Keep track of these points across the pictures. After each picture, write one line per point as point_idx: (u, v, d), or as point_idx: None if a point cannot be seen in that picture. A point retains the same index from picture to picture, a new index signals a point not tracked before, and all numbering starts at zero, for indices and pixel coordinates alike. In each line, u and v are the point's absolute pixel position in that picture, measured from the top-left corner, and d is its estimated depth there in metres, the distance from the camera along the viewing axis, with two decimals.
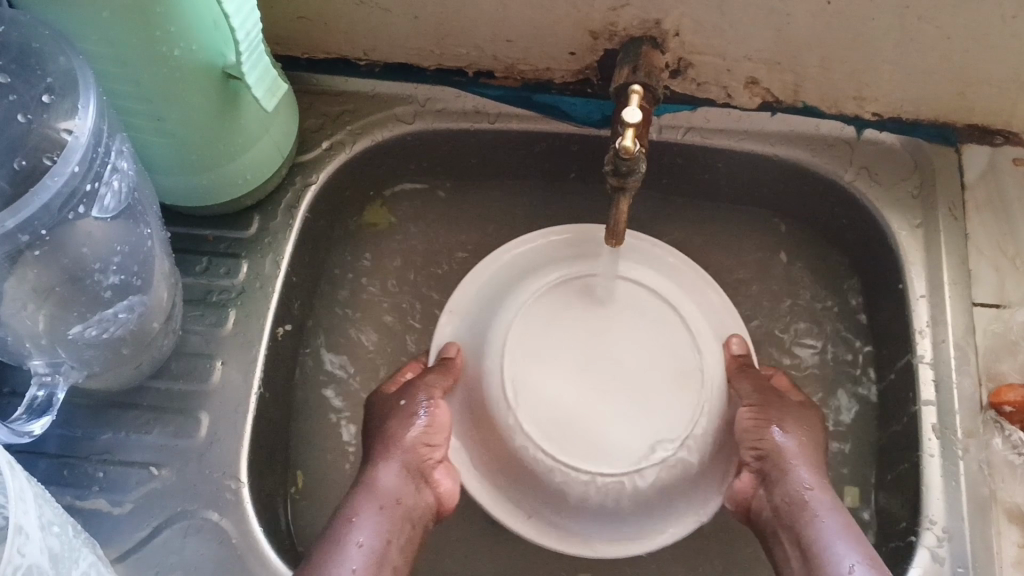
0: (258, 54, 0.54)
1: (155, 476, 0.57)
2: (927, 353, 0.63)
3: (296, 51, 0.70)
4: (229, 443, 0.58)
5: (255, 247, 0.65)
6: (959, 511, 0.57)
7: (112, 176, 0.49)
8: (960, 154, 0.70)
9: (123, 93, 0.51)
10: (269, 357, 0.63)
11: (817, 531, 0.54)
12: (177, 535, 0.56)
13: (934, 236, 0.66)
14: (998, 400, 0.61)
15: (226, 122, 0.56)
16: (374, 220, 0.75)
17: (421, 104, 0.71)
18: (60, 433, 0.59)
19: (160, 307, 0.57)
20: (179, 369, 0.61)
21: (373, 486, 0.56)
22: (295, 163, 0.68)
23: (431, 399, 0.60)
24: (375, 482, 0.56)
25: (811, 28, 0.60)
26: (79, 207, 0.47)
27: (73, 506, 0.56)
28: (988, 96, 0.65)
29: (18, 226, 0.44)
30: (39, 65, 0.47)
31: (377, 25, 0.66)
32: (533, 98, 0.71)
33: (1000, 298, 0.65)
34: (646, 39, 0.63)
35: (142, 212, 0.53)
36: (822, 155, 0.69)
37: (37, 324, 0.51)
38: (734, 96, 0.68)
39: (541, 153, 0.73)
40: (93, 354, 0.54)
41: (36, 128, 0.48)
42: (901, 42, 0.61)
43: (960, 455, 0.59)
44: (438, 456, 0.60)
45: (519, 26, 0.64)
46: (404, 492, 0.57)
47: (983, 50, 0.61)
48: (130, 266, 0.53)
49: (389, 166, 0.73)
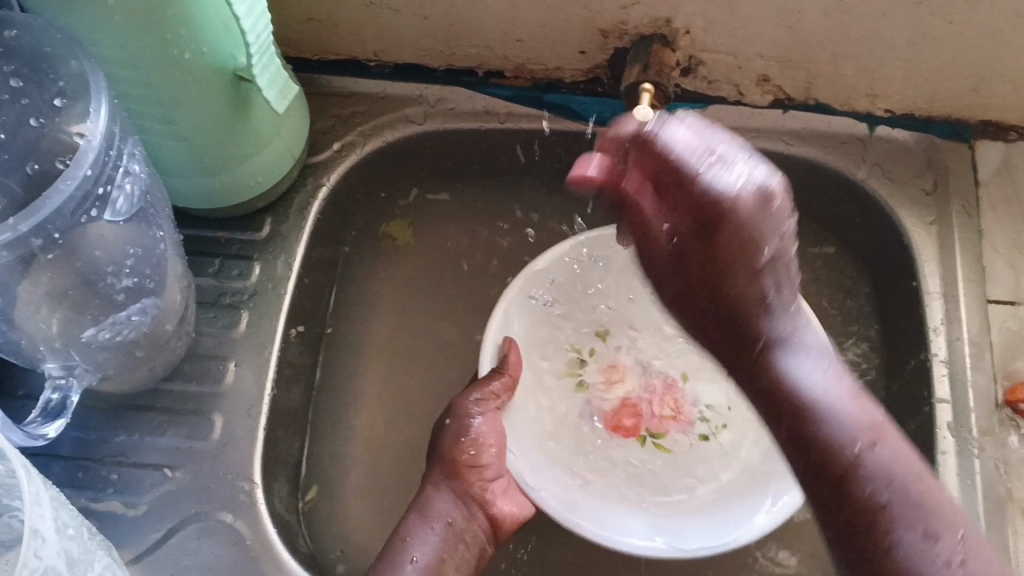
0: (269, 56, 0.54)
1: (170, 478, 0.58)
2: (941, 351, 0.62)
3: (306, 52, 0.70)
4: (243, 445, 0.59)
5: (268, 249, 0.65)
6: (973, 510, 0.57)
7: (125, 179, 0.49)
8: (973, 150, 0.69)
9: (133, 96, 0.51)
10: (282, 359, 0.63)
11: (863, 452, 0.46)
12: (192, 536, 0.56)
13: (948, 234, 0.66)
14: (1014, 398, 0.61)
15: (237, 125, 0.56)
16: (395, 234, 0.75)
17: (432, 104, 0.70)
18: (75, 436, 0.59)
19: (173, 309, 0.57)
20: (193, 371, 0.61)
21: (433, 496, 0.59)
22: (307, 164, 0.68)
23: (484, 405, 0.61)
24: (434, 495, 0.59)
25: (823, 25, 0.60)
26: (91, 210, 0.47)
27: (87, 508, 0.57)
28: (1002, 92, 0.65)
29: (30, 230, 0.44)
30: (51, 69, 0.47)
31: (387, 26, 0.66)
32: (544, 98, 0.71)
33: (1014, 294, 0.65)
34: (656, 36, 0.63)
35: (154, 215, 0.54)
36: (834, 151, 0.68)
37: (51, 327, 0.51)
38: (745, 94, 0.69)
39: (555, 155, 0.73)
40: (107, 356, 0.54)
41: (48, 132, 0.48)
42: (913, 39, 0.61)
43: (975, 453, 0.59)
44: (487, 475, 0.60)
45: (529, 27, 0.65)
46: (458, 508, 0.59)
47: (996, 47, 0.60)
48: (142, 270, 0.53)
49: (400, 166, 0.73)
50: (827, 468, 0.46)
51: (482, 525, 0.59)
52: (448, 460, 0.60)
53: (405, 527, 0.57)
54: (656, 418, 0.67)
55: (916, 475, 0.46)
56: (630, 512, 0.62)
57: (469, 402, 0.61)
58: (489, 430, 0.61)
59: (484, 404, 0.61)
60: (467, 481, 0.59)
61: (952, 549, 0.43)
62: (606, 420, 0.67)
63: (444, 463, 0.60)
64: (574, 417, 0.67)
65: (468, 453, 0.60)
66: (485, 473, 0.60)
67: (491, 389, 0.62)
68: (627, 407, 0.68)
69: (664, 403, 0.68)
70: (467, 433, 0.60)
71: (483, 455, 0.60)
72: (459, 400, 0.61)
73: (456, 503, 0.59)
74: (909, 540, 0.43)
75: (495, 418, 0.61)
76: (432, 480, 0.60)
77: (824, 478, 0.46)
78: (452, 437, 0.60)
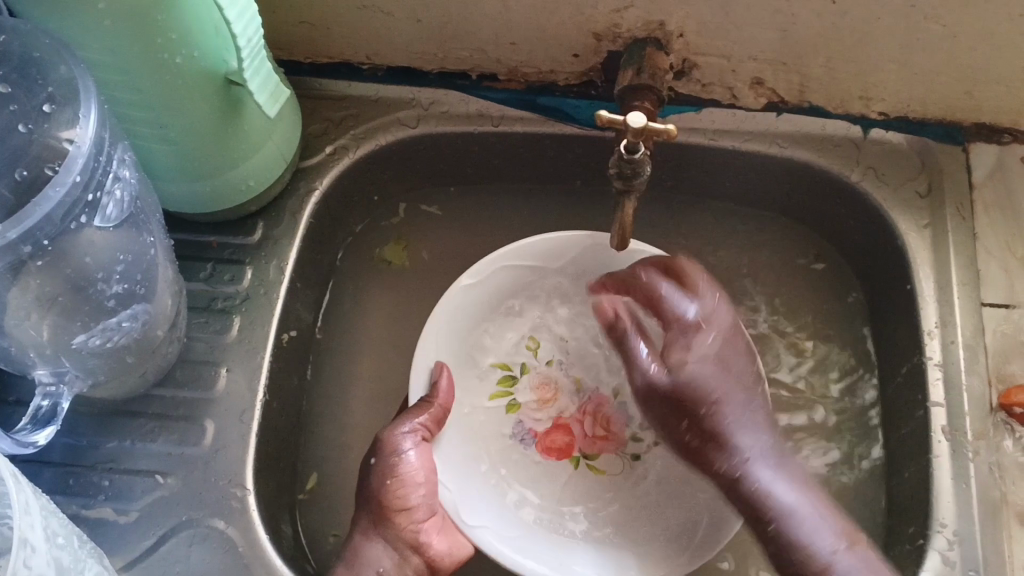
0: (261, 61, 0.54)
1: (161, 485, 0.57)
2: (936, 355, 0.62)
3: (299, 55, 0.70)
4: (235, 450, 0.58)
5: (260, 253, 0.65)
6: (968, 514, 0.57)
7: (115, 185, 0.49)
8: (967, 153, 0.69)
9: (124, 101, 0.51)
10: (275, 364, 0.62)
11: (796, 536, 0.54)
12: (183, 543, 0.56)
13: (943, 237, 0.65)
14: (1008, 401, 0.61)
15: (228, 129, 0.56)
16: (391, 257, 0.74)
17: (426, 108, 0.70)
18: (66, 442, 0.59)
19: (164, 315, 0.57)
20: (184, 376, 0.61)
21: (369, 547, 0.56)
22: (299, 168, 0.68)
23: (415, 439, 0.59)
24: (368, 544, 0.56)
25: (817, 28, 0.60)
26: (81, 216, 0.47)
27: (78, 515, 0.56)
28: (996, 95, 0.65)
29: (19, 237, 0.44)
30: (40, 74, 0.47)
31: (379, 29, 0.66)
32: (537, 101, 0.70)
33: (1009, 298, 0.65)
34: (650, 40, 0.63)
35: (145, 220, 0.53)
36: (828, 154, 0.68)
37: (41, 334, 0.50)
38: (739, 96, 0.68)
39: (548, 158, 0.73)
40: (97, 363, 0.54)
41: (37, 138, 0.47)
42: (907, 42, 0.61)
43: (970, 458, 0.58)
44: (419, 516, 0.57)
45: (522, 30, 0.64)
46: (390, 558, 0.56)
47: (990, 49, 0.60)
48: (133, 275, 0.53)
49: (393, 170, 0.73)
50: (763, 520, 0.56)
51: (419, 569, 0.56)
52: (378, 500, 0.57)
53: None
54: (588, 439, 0.67)
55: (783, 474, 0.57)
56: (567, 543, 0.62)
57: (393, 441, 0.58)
58: (424, 470, 0.58)
59: (414, 439, 0.59)
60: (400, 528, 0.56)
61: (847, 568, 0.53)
62: (538, 442, 0.67)
63: (371, 507, 0.57)
64: (507, 440, 0.67)
65: (399, 495, 0.56)
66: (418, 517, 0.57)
67: (414, 425, 0.59)
68: (559, 428, 0.68)
69: (596, 421, 0.68)
70: (399, 474, 0.57)
71: (412, 493, 0.57)
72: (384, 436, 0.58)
73: (390, 551, 0.56)
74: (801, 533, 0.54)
75: (422, 451, 0.58)
76: (359, 529, 0.57)
77: (749, 519, 0.57)
78: (381, 481, 0.57)
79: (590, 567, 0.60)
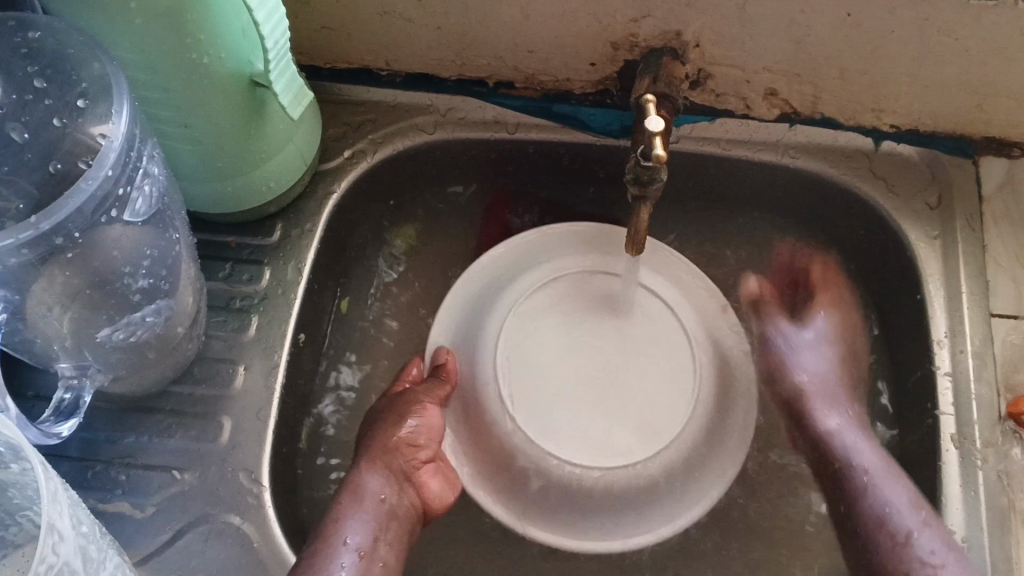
0: (286, 63, 0.55)
1: (178, 480, 0.58)
2: (945, 364, 0.63)
3: (318, 59, 0.71)
4: (251, 446, 0.59)
5: (279, 255, 0.65)
6: (978, 522, 0.58)
7: (144, 180, 0.50)
8: (977, 165, 0.70)
9: (153, 100, 0.52)
10: (291, 363, 0.63)
11: (884, 503, 0.59)
12: (199, 538, 0.56)
13: (952, 248, 0.66)
14: (1016, 410, 0.62)
15: (252, 130, 0.57)
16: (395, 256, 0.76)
17: (443, 114, 0.71)
18: (83, 436, 0.59)
19: (185, 312, 0.58)
20: (202, 374, 0.61)
21: (365, 484, 0.57)
22: (318, 171, 0.69)
23: (421, 405, 0.62)
24: (361, 486, 0.57)
25: (832, 39, 0.61)
26: (111, 211, 0.48)
27: (96, 509, 0.57)
28: (1007, 109, 0.66)
29: (51, 229, 0.44)
30: (74, 70, 0.47)
31: (400, 36, 0.67)
32: (554, 108, 0.71)
33: (1018, 308, 0.66)
34: (665, 49, 0.64)
35: (171, 217, 0.54)
36: (841, 164, 0.70)
37: (63, 325, 0.51)
38: (753, 107, 0.69)
39: (561, 166, 0.74)
40: (120, 356, 0.55)
41: (70, 132, 0.48)
42: (921, 55, 0.61)
43: (978, 465, 0.59)
44: (423, 456, 0.61)
45: (541, 37, 0.65)
46: (390, 494, 0.57)
47: (1001, 64, 0.61)
48: (158, 271, 0.54)
49: (409, 176, 0.74)
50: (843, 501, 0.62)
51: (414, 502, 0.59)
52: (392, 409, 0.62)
53: (346, 486, 0.57)
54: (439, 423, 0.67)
55: (894, 473, 0.61)
56: (583, 423, 0.62)
57: (406, 403, 0.62)
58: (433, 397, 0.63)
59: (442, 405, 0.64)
60: (396, 466, 0.59)
61: (898, 501, 0.58)
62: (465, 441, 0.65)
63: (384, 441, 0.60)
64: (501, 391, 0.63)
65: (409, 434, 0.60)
66: (412, 457, 0.60)
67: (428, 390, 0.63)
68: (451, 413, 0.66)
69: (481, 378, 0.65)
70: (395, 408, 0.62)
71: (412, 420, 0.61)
72: (404, 395, 0.63)
73: (396, 481, 0.58)
74: (898, 504, 0.58)
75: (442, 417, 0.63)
76: (351, 473, 0.58)
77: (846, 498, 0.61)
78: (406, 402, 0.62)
79: (591, 454, 0.61)
